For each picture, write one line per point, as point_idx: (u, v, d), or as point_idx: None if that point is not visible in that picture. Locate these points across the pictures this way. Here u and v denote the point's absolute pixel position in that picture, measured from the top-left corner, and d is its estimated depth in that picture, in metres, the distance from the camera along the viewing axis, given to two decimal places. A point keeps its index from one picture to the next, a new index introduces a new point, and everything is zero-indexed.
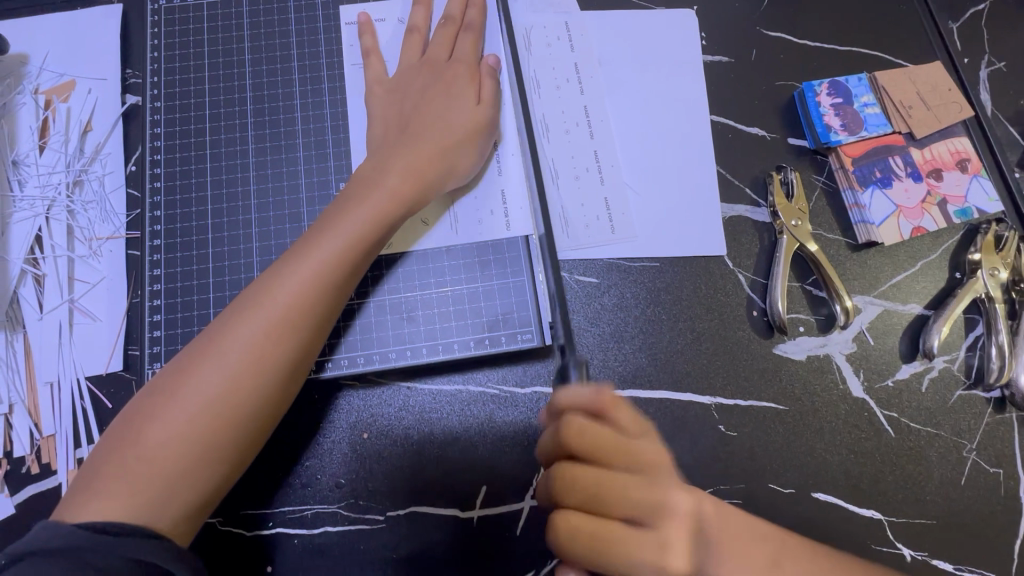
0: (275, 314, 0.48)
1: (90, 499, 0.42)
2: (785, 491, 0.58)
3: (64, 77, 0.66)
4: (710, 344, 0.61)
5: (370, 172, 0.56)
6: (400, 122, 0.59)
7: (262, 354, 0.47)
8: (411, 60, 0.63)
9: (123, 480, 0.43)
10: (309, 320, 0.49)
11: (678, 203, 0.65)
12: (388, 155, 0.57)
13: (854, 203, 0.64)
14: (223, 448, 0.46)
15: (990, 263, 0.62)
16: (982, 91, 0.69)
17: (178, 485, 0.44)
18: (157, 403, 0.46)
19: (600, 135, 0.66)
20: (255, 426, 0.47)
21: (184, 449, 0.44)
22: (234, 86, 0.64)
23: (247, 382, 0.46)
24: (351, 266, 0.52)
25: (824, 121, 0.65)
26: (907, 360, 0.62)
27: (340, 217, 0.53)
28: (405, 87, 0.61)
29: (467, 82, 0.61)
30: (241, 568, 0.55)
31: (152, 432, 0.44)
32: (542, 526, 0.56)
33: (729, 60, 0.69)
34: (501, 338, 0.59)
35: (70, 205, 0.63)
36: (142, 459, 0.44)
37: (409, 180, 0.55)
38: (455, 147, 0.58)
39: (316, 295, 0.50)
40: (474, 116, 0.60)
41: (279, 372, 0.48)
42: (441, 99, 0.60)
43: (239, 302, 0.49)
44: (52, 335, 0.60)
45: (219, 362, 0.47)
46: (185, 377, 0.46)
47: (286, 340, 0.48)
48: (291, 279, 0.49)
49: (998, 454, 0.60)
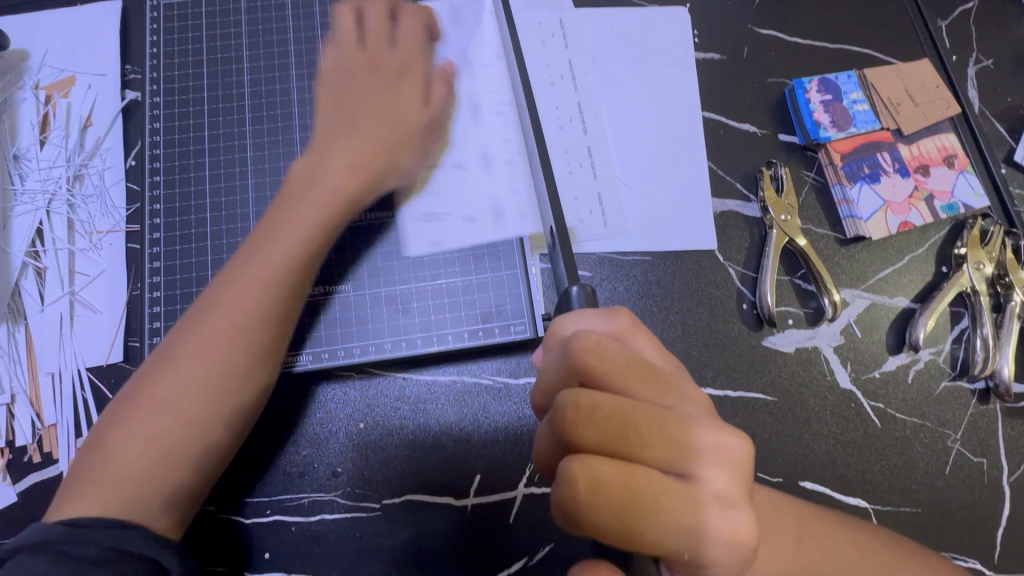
0: (224, 315, 0.49)
1: (67, 501, 0.44)
2: (773, 480, 0.59)
3: (64, 72, 0.67)
4: (699, 337, 0.62)
5: (311, 168, 0.55)
6: (344, 114, 0.58)
7: (213, 353, 0.48)
8: (351, 52, 0.61)
9: (96, 482, 0.45)
10: (259, 319, 0.49)
11: (670, 198, 0.66)
12: (330, 150, 0.56)
13: (843, 199, 0.65)
14: (185, 446, 0.47)
15: (976, 258, 0.63)
16: (970, 88, 0.70)
17: (146, 485, 0.45)
18: (122, 411, 0.47)
19: (594, 130, 0.67)
20: (217, 424, 0.48)
21: (146, 450, 0.46)
22: (232, 82, 0.65)
23: (199, 382, 0.47)
24: (302, 264, 0.52)
25: (813, 117, 0.66)
26: (894, 352, 0.63)
27: (287, 217, 0.53)
28: (350, 77, 0.60)
29: (415, 80, 0.61)
30: (239, 554, 0.56)
31: (116, 436, 0.46)
32: (535, 514, 0.58)
33: (721, 57, 0.70)
34: (494, 329, 0.60)
35: (71, 199, 0.64)
36: (109, 462, 0.45)
37: (353, 177, 0.55)
38: (400, 147, 0.58)
39: (265, 293, 0.50)
40: (417, 117, 0.60)
41: (233, 370, 0.48)
42: (388, 94, 0.59)
43: (194, 310, 0.50)
44: (53, 326, 0.61)
45: (172, 366, 0.48)
46: (148, 383, 0.48)
47: (236, 339, 0.49)
48: (238, 280, 0.50)
49: (982, 444, 0.61)
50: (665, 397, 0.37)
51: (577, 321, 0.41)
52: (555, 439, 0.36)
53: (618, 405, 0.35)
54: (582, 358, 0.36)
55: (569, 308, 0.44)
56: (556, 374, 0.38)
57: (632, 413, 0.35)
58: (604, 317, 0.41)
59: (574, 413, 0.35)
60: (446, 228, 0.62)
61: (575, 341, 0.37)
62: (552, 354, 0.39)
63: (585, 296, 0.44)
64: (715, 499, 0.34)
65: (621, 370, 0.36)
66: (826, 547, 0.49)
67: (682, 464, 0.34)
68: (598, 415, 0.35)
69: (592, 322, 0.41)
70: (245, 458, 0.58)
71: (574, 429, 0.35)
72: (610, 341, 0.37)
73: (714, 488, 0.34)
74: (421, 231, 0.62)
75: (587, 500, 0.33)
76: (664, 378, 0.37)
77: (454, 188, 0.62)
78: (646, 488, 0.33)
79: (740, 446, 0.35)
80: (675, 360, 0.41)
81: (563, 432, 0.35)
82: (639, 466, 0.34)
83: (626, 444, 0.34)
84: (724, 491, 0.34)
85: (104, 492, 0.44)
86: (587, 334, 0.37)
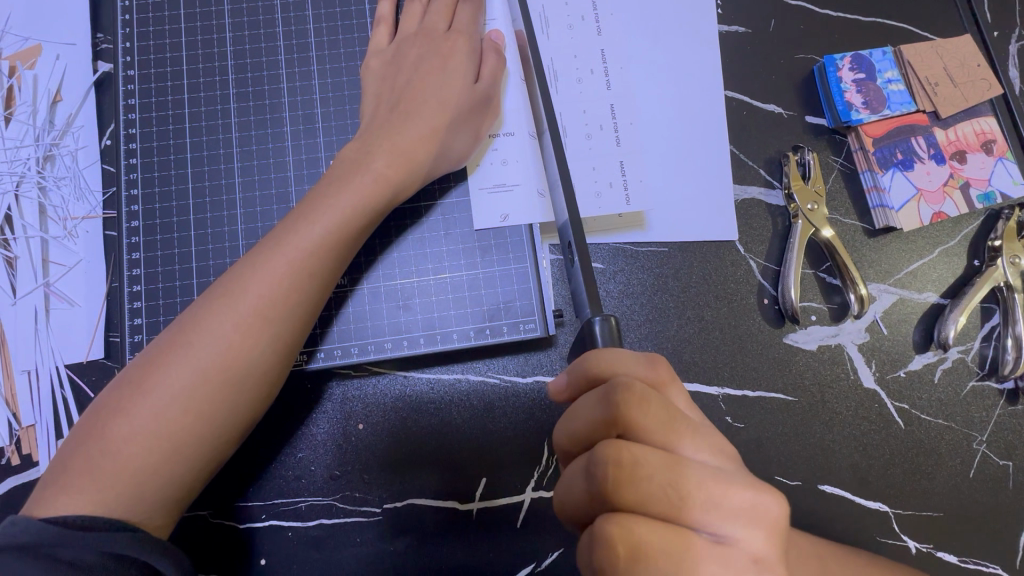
0: (250, 305, 0.45)
1: (56, 493, 0.40)
2: (792, 483, 0.56)
3: (28, 41, 0.61)
4: (719, 334, 0.59)
5: (353, 155, 0.51)
6: (390, 99, 0.54)
7: (236, 347, 0.44)
8: (406, 30, 0.58)
9: (90, 472, 0.40)
10: (286, 312, 0.46)
11: (690, 184, 0.61)
12: (374, 136, 0.52)
13: (874, 186, 0.61)
14: (197, 443, 0.43)
15: (1011, 251, 0.59)
16: (1011, 67, 0.65)
17: (148, 480, 0.41)
18: (123, 397, 0.43)
19: (617, 86, 0.60)
20: (231, 418, 0.44)
21: (153, 444, 0.42)
22: (214, 53, 0.59)
23: (218, 376, 0.44)
24: (333, 255, 0.48)
25: (845, 98, 0.62)
26: (920, 351, 0.60)
27: (320, 202, 0.49)
28: (399, 59, 0.56)
29: (465, 56, 0.56)
30: (229, 560, 0.53)
31: (118, 424, 0.42)
32: (543, 519, 0.55)
33: (746, 30, 0.65)
34: (502, 328, 0.56)
35: (42, 182, 0.59)
36: (107, 454, 0.41)
37: (396, 165, 0.51)
38: (449, 130, 0.53)
39: (296, 286, 0.46)
40: (465, 94, 0.54)
41: (255, 365, 0.45)
42: (435, 75, 0.55)
43: (213, 292, 0.46)
44: (27, 320, 0.56)
45: (189, 355, 0.44)
46: (155, 367, 0.43)
47: (262, 331, 0.45)
48: (268, 267, 0.46)
49: (1008, 446, 0.59)
50: (685, 445, 0.35)
51: (611, 364, 0.36)
52: (589, 493, 0.34)
53: (660, 464, 0.33)
54: (624, 411, 0.34)
55: (592, 342, 0.40)
56: (590, 422, 0.35)
57: (672, 474, 0.33)
58: (644, 363, 0.37)
59: (614, 472, 0.33)
60: (514, 201, 0.57)
61: (615, 392, 0.34)
62: (586, 396, 0.36)
63: (608, 331, 0.40)
64: (750, 563, 0.33)
65: (660, 425, 0.34)
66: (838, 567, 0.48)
67: (712, 523, 0.33)
68: (641, 473, 0.33)
69: (631, 367, 0.37)
70: (235, 461, 0.54)
71: (614, 488, 0.33)
72: (651, 394, 0.35)
73: (750, 551, 0.33)
74: (490, 204, 0.57)
75: (627, 564, 0.32)
76: (690, 427, 0.35)
77: (522, 158, 0.57)
78: (683, 554, 0.32)
79: (779, 503, 0.33)
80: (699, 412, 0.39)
81: (600, 488, 0.34)
82: (676, 529, 0.33)
83: (661, 503, 0.33)
84: (762, 553, 0.33)
85: (99, 487, 0.40)
86: (631, 384, 0.34)
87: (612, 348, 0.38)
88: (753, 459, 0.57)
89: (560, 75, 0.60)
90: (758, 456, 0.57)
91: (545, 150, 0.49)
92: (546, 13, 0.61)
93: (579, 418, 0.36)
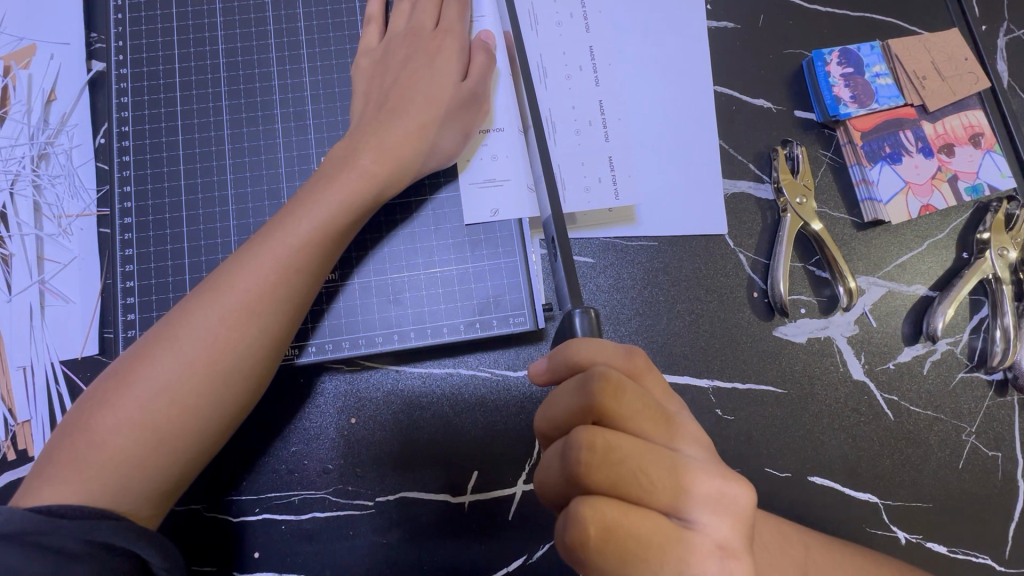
0: (238, 299, 0.46)
1: (43, 484, 0.41)
2: (782, 475, 0.57)
3: (22, 41, 0.62)
4: (707, 327, 0.59)
5: (342, 153, 0.52)
6: (379, 98, 0.55)
7: (223, 341, 0.45)
8: (396, 28, 0.58)
9: (77, 463, 0.41)
10: (274, 307, 0.47)
11: (679, 179, 0.62)
12: (363, 133, 0.53)
13: (862, 180, 0.61)
14: (184, 435, 0.43)
15: (1000, 243, 0.60)
16: (998, 60, 0.66)
17: (134, 470, 0.42)
18: (110, 390, 0.43)
19: (606, 81, 0.61)
20: (218, 412, 0.45)
21: (139, 436, 0.42)
22: (206, 52, 0.60)
23: (205, 370, 0.44)
24: (322, 251, 0.49)
25: (833, 92, 0.62)
26: (909, 343, 0.60)
27: (308, 198, 0.49)
28: (389, 58, 0.57)
29: (454, 54, 0.56)
30: (223, 554, 0.54)
31: (105, 417, 0.42)
32: (533, 511, 0.55)
33: (735, 26, 0.65)
34: (492, 321, 0.56)
35: (36, 180, 0.59)
36: (95, 446, 0.42)
37: (385, 161, 0.51)
38: (438, 126, 0.54)
39: (285, 281, 0.47)
40: (453, 91, 0.55)
41: (242, 359, 0.45)
42: (425, 72, 0.55)
43: (203, 287, 0.47)
44: (22, 318, 0.57)
45: (176, 349, 0.44)
46: (142, 360, 0.44)
47: (250, 326, 0.46)
48: (257, 262, 0.47)
49: (997, 437, 0.59)
50: (665, 436, 0.36)
51: (590, 353, 0.37)
52: (563, 475, 0.35)
53: (634, 449, 0.34)
54: (600, 397, 0.35)
55: (573, 335, 0.41)
56: (568, 408, 0.36)
57: (646, 459, 0.34)
58: (622, 354, 0.37)
59: (588, 455, 0.34)
60: (504, 196, 0.57)
61: (593, 380, 0.35)
62: (564, 384, 0.37)
63: (589, 322, 0.41)
64: (715, 549, 0.33)
65: (636, 413, 0.35)
66: (824, 560, 0.48)
67: (684, 510, 0.34)
68: (614, 457, 0.34)
69: (609, 358, 0.37)
70: (227, 455, 0.55)
71: (587, 471, 0.33)
72: (627, 382, 0.35)
73: (715, 537, 0.33)
74: (479, 199, 0.57)
75: (597, 545, 0.32)
76: (669, 417, 0.36)
77: (512, 153, 0.58)
78: (653, 537, 0.33)
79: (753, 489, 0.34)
80: (678, 402, 0.40)
81: (573, 470, 0.34)
82: (647, 512, 0.33)
83: (634, 488, 0.34)
84: (727, 540, 0.33)
85: (86, 477, 0.41)
86: (608, 373, 0.35)
87: (589, 338, 0.38)
88: (743, 452, 0.57)
89: (549, 71, 0.61)
90: (748, 448, 0.57)
91: (533, 147, 0.50)
92: (535, 10, 0.62)
93: (557, 404, 0.37)
